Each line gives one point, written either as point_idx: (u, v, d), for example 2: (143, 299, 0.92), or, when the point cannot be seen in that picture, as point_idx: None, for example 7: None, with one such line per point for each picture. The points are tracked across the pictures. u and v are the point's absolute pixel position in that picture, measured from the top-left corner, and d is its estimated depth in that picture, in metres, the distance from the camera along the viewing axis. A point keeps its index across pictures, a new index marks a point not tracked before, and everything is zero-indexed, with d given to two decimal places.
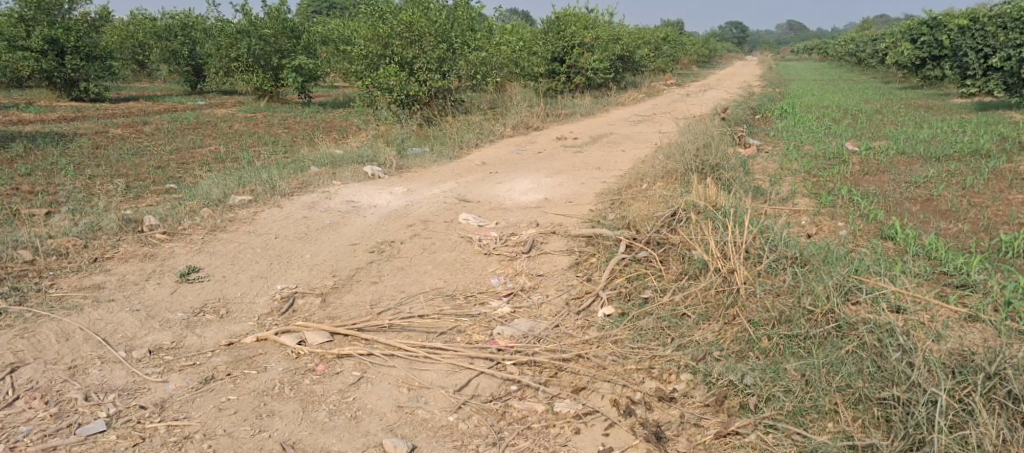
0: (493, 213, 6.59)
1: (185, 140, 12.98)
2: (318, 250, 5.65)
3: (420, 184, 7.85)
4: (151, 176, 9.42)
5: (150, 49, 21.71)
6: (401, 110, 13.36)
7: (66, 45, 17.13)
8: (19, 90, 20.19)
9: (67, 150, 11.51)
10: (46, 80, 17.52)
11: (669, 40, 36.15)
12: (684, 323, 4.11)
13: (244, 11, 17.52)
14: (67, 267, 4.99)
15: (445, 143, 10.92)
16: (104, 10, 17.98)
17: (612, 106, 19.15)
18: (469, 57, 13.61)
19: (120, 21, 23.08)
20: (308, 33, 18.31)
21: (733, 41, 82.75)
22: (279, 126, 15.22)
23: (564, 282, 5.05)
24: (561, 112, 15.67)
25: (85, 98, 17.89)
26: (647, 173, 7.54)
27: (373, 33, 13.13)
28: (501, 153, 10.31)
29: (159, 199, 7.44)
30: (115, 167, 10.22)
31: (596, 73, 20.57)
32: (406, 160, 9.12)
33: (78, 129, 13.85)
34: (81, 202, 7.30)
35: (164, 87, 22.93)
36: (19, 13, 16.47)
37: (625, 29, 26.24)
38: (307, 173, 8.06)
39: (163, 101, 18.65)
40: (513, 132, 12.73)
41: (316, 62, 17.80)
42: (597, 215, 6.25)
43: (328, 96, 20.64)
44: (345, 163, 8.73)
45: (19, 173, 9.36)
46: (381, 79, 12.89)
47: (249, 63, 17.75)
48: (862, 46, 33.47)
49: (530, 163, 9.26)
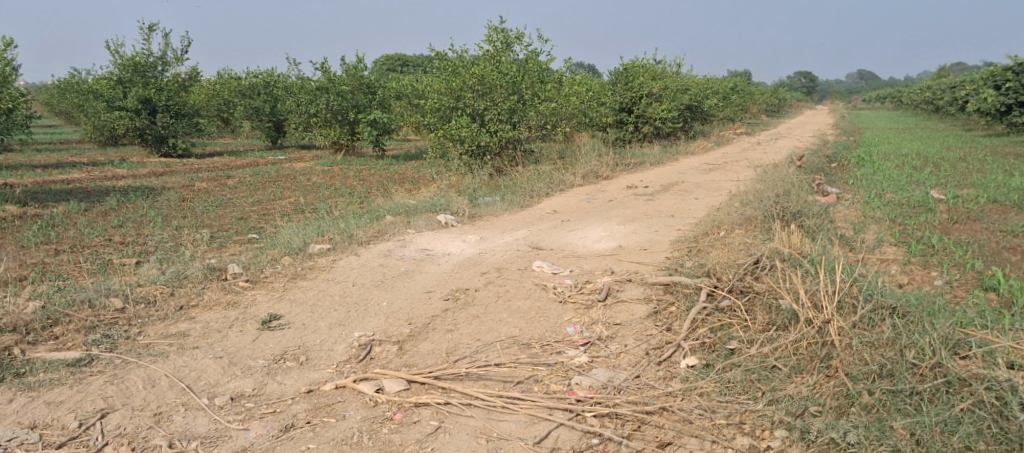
0: (567, 261, 6.52)
1: (265, 193, 13.49)
2: (394, 297, 5.68)
3: (493, 232, 7.87)
4: (233, 227, 9.76)
5: (234, 106, 22.88)
6: (473, 161, 13.61)
7: (158, 104, 18.23)
8: (115, 148, 21.51)
9: (157, 203, 12.11)
10: (139, 138, 18.62)
11: (737, 90, 35.86)
12: (775, 376, 3.90)
13: (324, 69, 18.32)
14: (155, 315, 5.15)
15: (516, 192, 10.97)
16: (193, 71, 19.06)
17: (682, 156, 19.00)
18: (539, 107, 13.79)
19: (208, 81, 24.42)
20: (383, 89, 18.96)
21: (802, 90, 81.40)
22: (354, 178, 15.64)
23: (643, 332, 4.90)
24: (630, 161, 15.63)
25: (173, 153, 18.92)
26: (724, 220, 7.36)
27: (446, 87, 13.56)
28: (572, 202, 10.27)
29: (241, 248, 7.70)
30: (200, 218, 10.67)
31: (665, 122, 20.49)
32: (478, 209, 9.19)
33: (168, 183, 14.60)
34: (168, 252, 7.61)
35: (246, 142, 24.07)
36: (118, 75, 17.67)
37: (693, 79, 26.15)
38: (383, 222, 8.21)
39: (245, 156, 19.53)
40: (584, 181, 12.71)
41: (390, 117, 18.38)
42: (674, 261, 6.09)
43: (400, 149, 21.23)
44: (419, 212, 8.86)
45: (113, 224, 9.88)
46: (453, 131, 13.23)
47: (326, 118, 18.49)
48: (940, 94, 32.42)
49: (602, 212, 9.19)
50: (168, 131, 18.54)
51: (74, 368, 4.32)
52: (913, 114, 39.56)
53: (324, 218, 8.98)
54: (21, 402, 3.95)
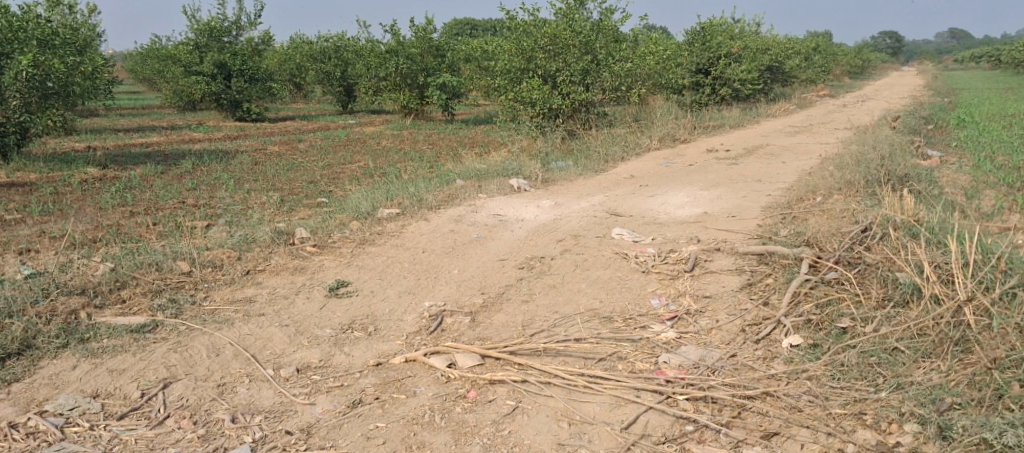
0: (648, 228, 6.09)
1: (335, 157, 13.43)
2: (465, 265, 5.40)
3: (568, 197, 7.48)
4: (303, 190, 9.68)
5: (305, 70, 23.04)
6: (544, 124, 13.27)
7: (232, 69, 18.51)
8: (193, 113, 22.01)
9: (230, 166, 12.21)
10: (215, 102, 18.93)
11: (820, 50, 34.03)
12: (898, 359, 3.42)
13: (394, 32, 18.14)
14: (221, 280, 5.02)
15: (590, 157, 10.52)
16: (266, 35, 19.18)
17: (763, 119, 18.06)
18: (614, 68, 13.23)
19: (280, 45, 24.62)
20: (453, 52, 18.65)
21: (889, 51, 76.96)
22: (423, 142, 15.45)
23: (736, 305, 4.44)
24: (709, 124, 14.90)
25: (247, 118, 19.19)
26: (821, 184, 6.76)
27: (517, 48, 13.21)
28: (650, 166, 9.76)
29: (311, 213, 7.58)
30: (272, 181, 10.67)
31: (744, 84, 19.52)
32: (550, 173, 8.80)
33: (241, 147, 14.76)
34: (239, 216, 7.55)
35: (318, 106, 24.27)
36: (194, 40, 17.95)
37: (774, 38, 24.82)
38: (453, 185, 7.93)
39: (316, 121, 19.65)
40: (661, 145, 12.13)
41: (459, 80, 18.11)
42: (768, 229, 5.58)
43: (469, 113, 20.98)
44: (491, 176, 8.55)
45: (187, 187, 9.97)
46: (524, 93, 12.90)
47: (396, 82, 18.38)
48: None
49: (683, 176, 8.68)
50: (242, 96, 18.80)
51: (138, 334, 4.21)
52: (1014, 75, 36.72)
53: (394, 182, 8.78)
54: (85, 369, 3.86)
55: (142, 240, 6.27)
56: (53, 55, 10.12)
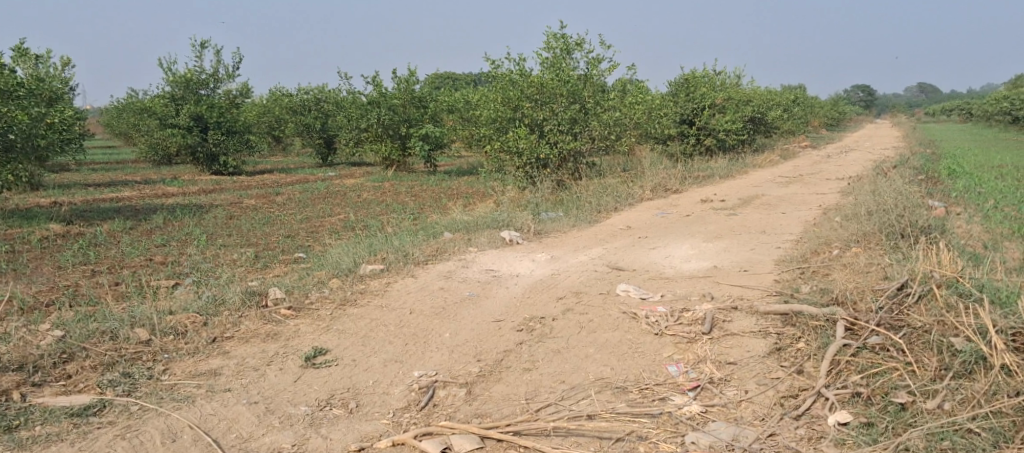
0: (654, 284, 5.62)
1: (314, 209, 12.93)
2: (458, 328, 4.87)
3: (564, 250, 7.02)
4: (279, 246, 9.14)
5: (284, 122, 22.68)
6: (531, 175, 12.93)
7: (209, 121, 18.10)
8: (168, 167, 21.44)
9: (203, 221, 11.64)
10: (191, 155, 18.45)
11: (798, 102, 34.40)
12: (975, 443, 2.96)
13: (376, 83, 17.90)
14: (183, 350, 4.44)
15: (581, 207, 10.11)
16: (245, 87, 18.82)
17: (751, 169, 17.88)
18: (603, 117, 13.00)
19: (259, 98, 24.30)
20: (435, 103, 18.41)
21: (861, 104, 78.55)
22: (406, 194, 15.00)
23: (765, 372, 3.95)
24: (699, 174, 14.63)
25: (224, 171, 18.68)
26: (834, 235, 6.36)
27: (503, 97, 12.96)
28: (645, 217, 9.36)
29: (286, 271, 7.04)
30: (247, 236, 10.12)
31: (730, 135, 19.43)
32: (542, 225, 8.36)
33: (216, 200, 14.21)
34: (209, 274, 6.98)
35: (297, 159, 23.82)
36: (170, 93, 17.56)
37: (755, 89, 24.96)
38: (440, 239, 7.45)
39: (295, 173, 19.17)
40: (653, 194, 11.78)
41: (442, 131, 17.82)
42: (787, 286, 5.12)
43: (452, 165, 20.65)
44: (480, 228, 8.09)
45: (155, 243, 9.39)
46: (511, 143, 12.57)
47: (377, 133, 18.06)
48: (1018, 103, 30.41)
49: (681, 227, 8.28)
50: (219, 149, 18.36)
51: (81, 417, 3.62)
52: (988, 126, 37.29)
53: (377, 235, 8.30)
54: None
55: (99, 303, 5.69)
56: (16, 106, 9.62)
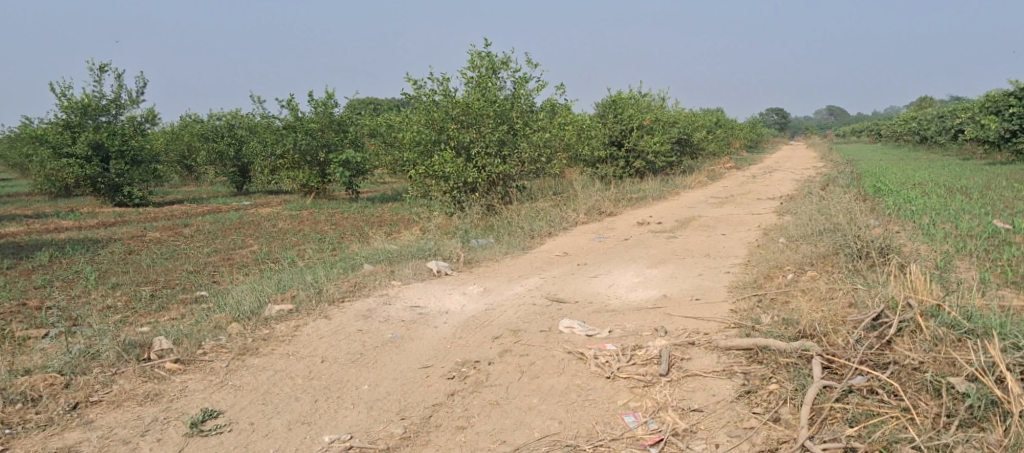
0: (600, 318, 5.07)
1: (225, 241, 11.93)
2: (378, 378, 4.17)
3: (498, 281, 6.41)
4: (180, 284, 8.19)
5: (195, 150, 21.38)
6: (458, 200, 12.38)
7: (110, 149, 16.70)
8: (66, 199, 19.81)
9: (96, 257, 10.49)
10: (90, 186, 16.98)
11: (719, 125, 35.13)
12: None
13: (292, 107, 17.00)
14: (33, 423, 3.59)
15: (513, 233, 9.56)
16: (150, 113, 17.53)
17: (681, 190, 17.83)
18: (532, 138, 12.60)
19: (168, 124, 22.86)
20: (357, 127, 17.63)
21: (775, 127, 81.76)
22: (327, 223, 14.14)
23: (735, 420, 3.44)
24: (631, 196, 14.37)
25: (128, 203, 17.31)
26: (785, 258, 6.00)
27: (427, 118, 12.41)
28: (580, 242, 8.89)
29: (184, 313, 6.18)
30: (144, 274, 9.10)
31: (658, 157, 19.39)
32: (473, 252, 7.75)
33: (115, 234, 12.98)
34: (89, 321, 6.04)
35: (211, 188, 22.48)
36: (65, 120, 16.12)
37: (679, 111, 25.20)
38: (360, 271, 6.74)
39: (207, 203, 17.96)
40: (587, 217, 11.35)
41: (365, 156, 17.07)
42: (746, 317, 4.65)
43: (376, 191, 19.88)
44: (405, 257, 7.41)
45: (34, 285, 8.29)
46: (437, 167, 11.99)
47: (294, 159, 17.12)
48: (922, 124, 31.89)
49: (620, 253, 7.82)
50: (122, 179, 17.00)
51: None
52: (895, 147, 39.03)
53: (291, 270, 7.51)
54: None
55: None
56: None
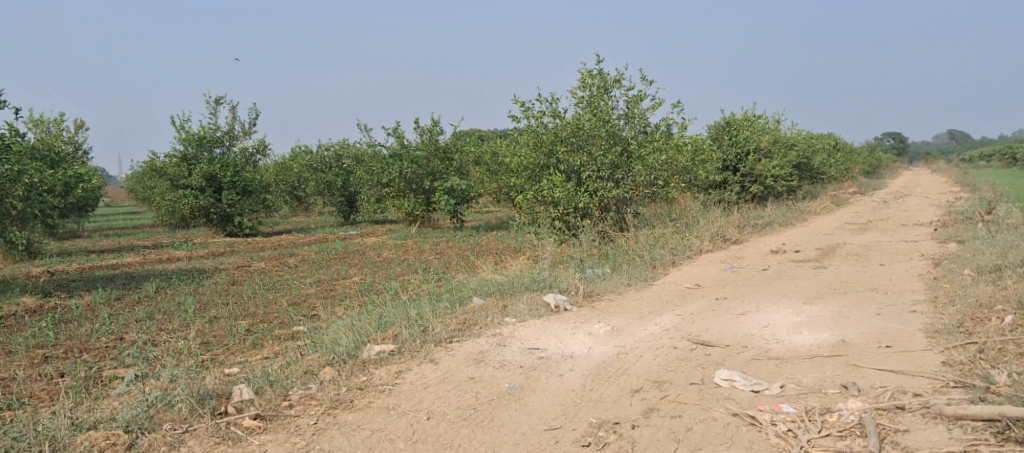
0: (763, 368, 4.09)
1: (329, 271, 11.63)
2: (496, 443, 3.39)
3: (626, 318, 5.53)
4: (280, 317, 7.80)
5: (305, 180, 21.73)
6: (567, 229, 11.79)
7: (223, 180, 16.96)
8: (184, 230, 20.50)
9: (202, 288, 10.40)
10: (205, 217, 17.30)
11: (838, 149, 32.89)
12: None
13: (398, 135, 16.85)
14: None
15: (631, 262, 8.66)
16: (262, 144, 17.72)
17: (808, 215, 16.34)
18: (647, 160, 11.75)
19: (278, 156, 23.36)
20: (461, 154, 17.27)
21: (893, 151, 76.85)
22: (430, 252, 13.69)
23: None
24: (756, 223, 13.16)
25: (239, 233, 17.57)
26: (992, 295, 4.79)
27: (534, 141, 11.94)
28: (711, 272, 7.87)
29: (281, 353, 5.67)
30: (246, 306, 8.81)
31: (778, 181, 18.02)
32: (591, 284, 6.91)
33: (223, 264, 13.00)
34: (181, 362, 5.63)
35: (319, 218, 22.76)
36: (182, 152, 16.51)
37: (797, 134, 23.58)
38: (469, 306, 6.03)
39: (315, 233, 18.02)
40: (712, 245, 10.27)
41: (469, 184, 16.66)
42: (970, 373, 3.56)
43: (480, 220, 19.48)
44: (517, 290, 6.65)
45: (137, 318, 8.23)
46: (545, 192, 11.43)
47: (399, 188, 16.92)
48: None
49: (763, 285, 6.76)
50: (234, 209, 17.28)
51: None
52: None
53: (396, 304, 6.91)
54: None
55: (14, 419, 4.40)
56: None
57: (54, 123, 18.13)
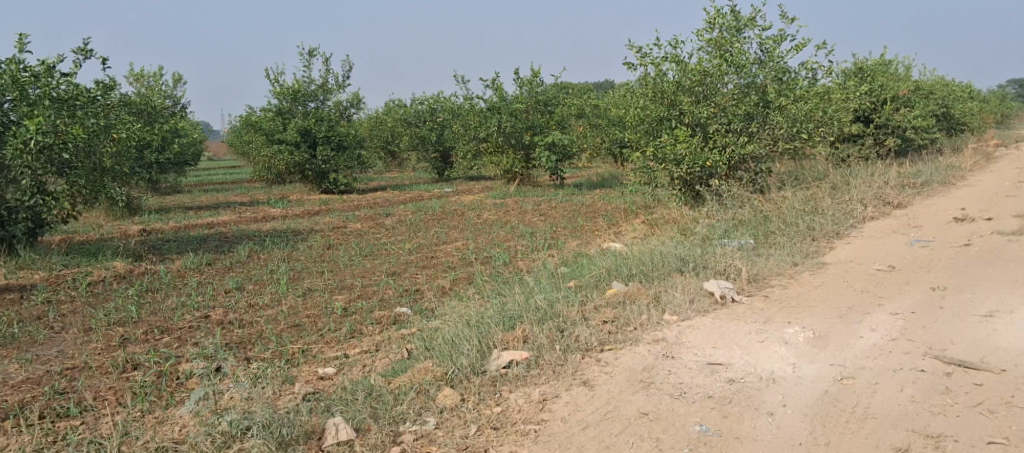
0: None
1: (427, 235, 10.71)
2: None
3: (822, 317, 4.22)
4: (378, 294, 6.88)
5: (398, 136, 20.97)
6: (689, 190, 10.41)
7: (318, 135, 16.26)
8: (280, 187, 20.18)
9: (295, 253, 9.66)
10: (300, 173, 16.75)
11: (974, 97, 29.39)
12: None
13: (495, 87, 15.69)
14: None
15: (784, 232, 7.22)
16: (356, 98, 16.95)
17: (963, 170, 14.17)
18: (788, 110, 10.07)
19: (372, 110, 22.66)
20: (563, 107, 15.94)
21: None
22: (535, 213, 12.54)
23: None
24: (912, 180, 11.28)
25: (335, 190, 16.95)
26: None
27: (653, 91, 10.51)
28: (894, 248, 6.38)
29: (386, 358, 4.75)
30: (341, 276, 7.98)
31: (921, 133, 15.81)
32: (751, 264, 5.60)
33: (318, 224, 12.31)
34: (269, 363, 4.80)
35: (413, 174, 22.00)
36: (278, 106, 15.93)
37: (937, 80, 20.87)
38: (608, 295, 4.86)
39: (410, 191, 17.21)
40: (876, 210, 8.63)
41: (571, 139, 15.34)
42: None
43: (581, 177, 18.21)
44: (661, 271, 5.42)
45: (227, 290, 7.51)
46: (666, 150, 10.05)
47: (497, 143, 15.79)
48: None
49: (982, 266, 5.25)
50: (329, 166, 16.56)
51: None
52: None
53: (513, 292, 5.82)
54: None
55: (69, 438, 3.67)
56: (74, 120, 8.16)
57: (153, 78, 17.92)
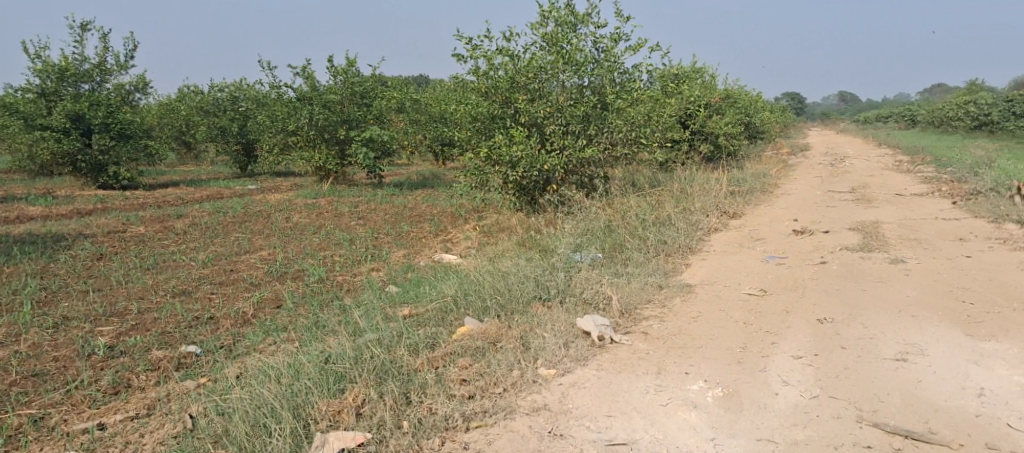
0: None
1: (226, 242, 9.08)
2: None
3: (719, 363, 3.55)
4: (158, 324, 5.39)
5: (193, 125, 18.48)
6: (525, 195, 9.71)
7: (93, 122, 13.67)
8: (44, 180, 16.93)
9: (52, 266, 7.66)
10: (68, 165, 14.01)
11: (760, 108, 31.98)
12: None
13: (306, 76, 14.11)
14: None
15: (636, 244, 6.66)
16: (142, 80, 14.51)
17: (770, 176, 14.88)
18: (624, 114, 9.69)
19: (162, 96, 19.83)
20: (382, 100, 14.72)
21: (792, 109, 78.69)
22: (354, 217, 11.25)
23: None
24: (734, 187, 11.48)
25: (114, 185, 14.39)
26: None
27: (487, 86, 9.63)
28: (751, 265, 6.04)
29: (167, 430, 3.68)
30: (110, 298, 6.29)
31: (731, 139, 16.49)
32: (618, 288, 4.87)
33: (85, 228, 10.09)
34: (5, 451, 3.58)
35: (210, 169, 19.54)
36: (38, 86, 13.17)
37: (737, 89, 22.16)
38: (459, 338, 3.87)
39: (208, 186, 15.07)
40: (717, 220, 8.46)
41: (391, 135, 14.21)
42: None
43: (400, 176, 17.06)
44: (517, 302, 4.54)
45: None
46: (501, 152, 9.19)
47: (309, 137, 14.18)
48: (947, 108, 28.83)
49: (848, 287, 4.97)
50: (107, 157, 14.02)
51: None
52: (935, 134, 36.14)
53: (336, 329, 4.67)
54: None
55: None
56: None
57: None
